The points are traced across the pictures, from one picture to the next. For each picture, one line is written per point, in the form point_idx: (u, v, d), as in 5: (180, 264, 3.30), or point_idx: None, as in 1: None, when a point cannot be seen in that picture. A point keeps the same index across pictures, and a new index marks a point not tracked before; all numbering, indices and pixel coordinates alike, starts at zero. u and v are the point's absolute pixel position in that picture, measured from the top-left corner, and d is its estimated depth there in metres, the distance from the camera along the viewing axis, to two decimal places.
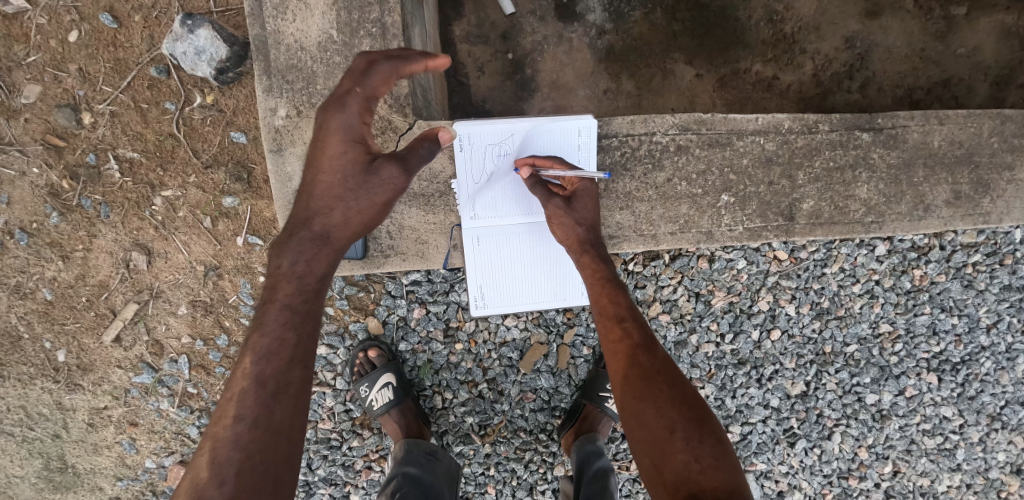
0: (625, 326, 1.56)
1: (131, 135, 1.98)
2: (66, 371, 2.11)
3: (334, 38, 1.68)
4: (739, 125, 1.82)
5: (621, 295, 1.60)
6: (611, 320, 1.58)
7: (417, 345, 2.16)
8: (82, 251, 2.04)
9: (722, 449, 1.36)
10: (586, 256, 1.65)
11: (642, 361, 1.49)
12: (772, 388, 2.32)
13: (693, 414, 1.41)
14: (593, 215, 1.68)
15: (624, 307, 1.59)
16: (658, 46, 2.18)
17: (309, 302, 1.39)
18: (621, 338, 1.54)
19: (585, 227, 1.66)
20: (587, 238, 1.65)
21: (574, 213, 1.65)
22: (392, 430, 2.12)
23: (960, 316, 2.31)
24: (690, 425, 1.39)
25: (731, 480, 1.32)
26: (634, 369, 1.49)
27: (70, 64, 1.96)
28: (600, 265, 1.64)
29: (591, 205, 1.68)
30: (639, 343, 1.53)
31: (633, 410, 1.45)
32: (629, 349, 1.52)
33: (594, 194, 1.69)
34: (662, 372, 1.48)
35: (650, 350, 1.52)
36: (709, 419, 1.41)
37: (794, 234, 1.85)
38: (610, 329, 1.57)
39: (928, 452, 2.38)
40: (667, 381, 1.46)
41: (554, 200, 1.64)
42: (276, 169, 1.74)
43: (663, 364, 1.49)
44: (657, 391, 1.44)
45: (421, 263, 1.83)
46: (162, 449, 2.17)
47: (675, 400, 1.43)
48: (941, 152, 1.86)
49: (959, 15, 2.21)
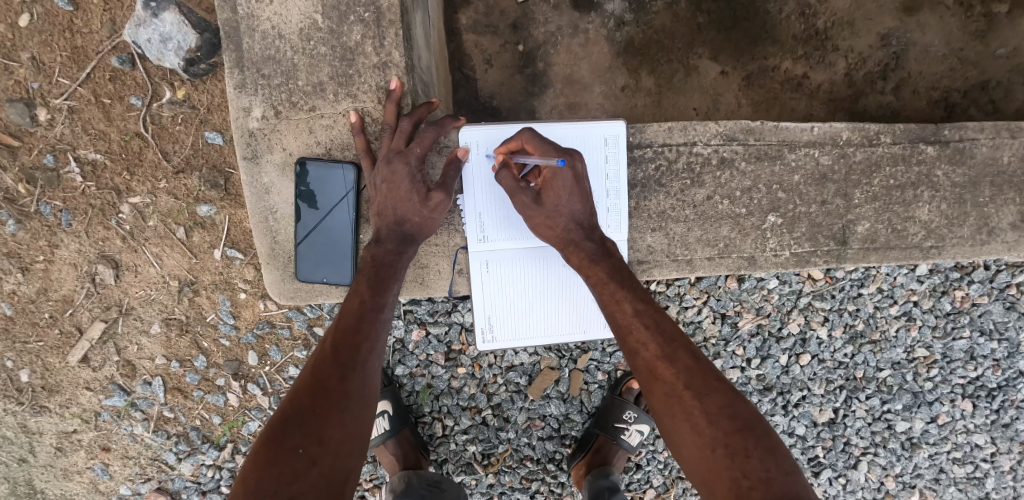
0: (638, 334, 1.32)
1: (94, 134, 1.77)
2: (30, 391, 1.89)
3: (320, 25, 1.46)
4: (791, 135, 1.62)
5: (627, 298, 1.36)
6: (621, 330, 1.35)
7: (415, 368, 1.94)
8: (44, 262, 1.82)
9: (773, 460, 1.16)
10: (574, 257, 1.43)
11: (664, 375, 1.27)
12: (797, 415, 2.03)
13: (733, 426, 1.20)
14: (576, 204, 1.43)
15: (633, 313, 1.34)
16: (682, 40, 1.95)
17: (396, 274, 1.39)
18: (637, 351, 1.31)
19: (566, 223, 1.43)
20: (569, 236, 1.43)
21: (547, 209, 1.43)
22: (389, 462, 1.91)
23: (1000, 340, 2.01)
24: (732, 439, 1.19)
25: (786, 495, 1.11)
26: (657, 385, 1.28)
27: (22, 53, 1.73)
28: (594, 268, 1.40)
29: (573, 194, 1.43)
30: (658, 352, 1.29)
31: (668, 429, 1.26)
32: (648, 362, 1.29)
33: (574, 182, 1.42)
34: (689, 385, 1.25)
35: (670, 361, 1.28)
36: (752, 426, 1.20)
37: (845, 260, 1.65)
38: (624, 340, 1.34)
39: (957, 481, 2.09)
40: (697, 395, 1.24)
41: (523, 194, 1.42)
42: (252, 179, 1.51)
43: (689, 375, 1.26)
44: (687, 407, 1.23)
45: (421, 290, 1.62)
46: (138, 475, 1.95)
47: (710, 413, 1.22)
48: (1012, 169, 1.64)
49: (1001, 12, 1.97)
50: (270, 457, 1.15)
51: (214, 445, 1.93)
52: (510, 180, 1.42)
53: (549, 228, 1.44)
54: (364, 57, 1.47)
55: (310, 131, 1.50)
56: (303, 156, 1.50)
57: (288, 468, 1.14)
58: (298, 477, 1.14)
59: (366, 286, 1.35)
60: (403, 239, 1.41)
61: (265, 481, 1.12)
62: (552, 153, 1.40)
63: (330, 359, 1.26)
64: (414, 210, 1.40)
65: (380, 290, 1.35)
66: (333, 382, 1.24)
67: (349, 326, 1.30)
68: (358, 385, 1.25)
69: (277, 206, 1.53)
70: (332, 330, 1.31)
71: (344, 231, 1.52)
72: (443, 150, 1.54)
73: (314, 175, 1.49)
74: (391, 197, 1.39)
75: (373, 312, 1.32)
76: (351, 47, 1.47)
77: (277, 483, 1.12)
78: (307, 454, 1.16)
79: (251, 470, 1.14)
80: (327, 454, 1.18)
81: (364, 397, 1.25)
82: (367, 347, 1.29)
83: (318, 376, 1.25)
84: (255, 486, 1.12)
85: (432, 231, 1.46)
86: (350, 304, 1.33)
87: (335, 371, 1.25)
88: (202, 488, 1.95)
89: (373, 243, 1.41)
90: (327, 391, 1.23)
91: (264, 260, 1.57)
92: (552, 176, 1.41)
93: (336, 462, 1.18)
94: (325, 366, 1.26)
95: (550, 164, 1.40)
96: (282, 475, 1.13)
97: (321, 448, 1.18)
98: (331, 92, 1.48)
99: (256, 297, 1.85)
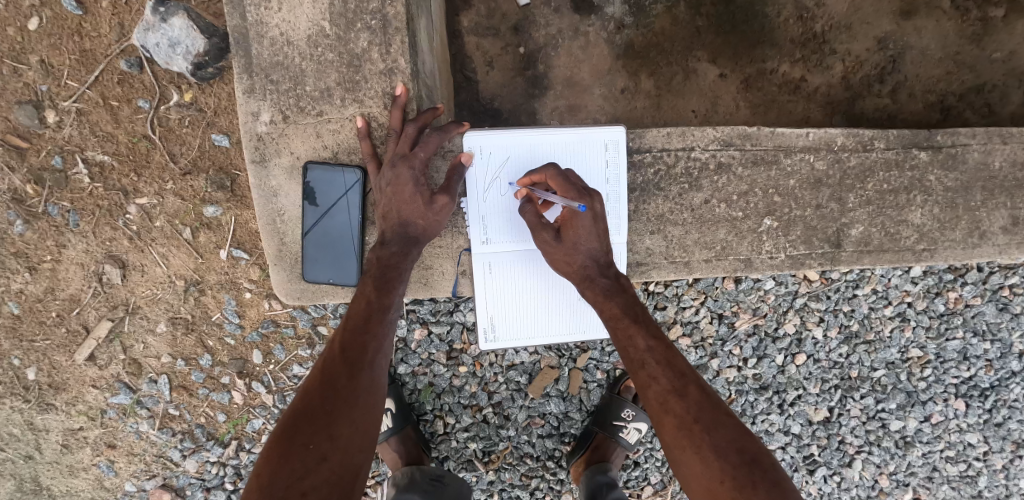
0: (649, 369, 1.35)
1: (101, 136, 1.79)
2: (37, 389, 1.92)
3: (326, 32, 1.48)
4: (788, 141, 1.65)
5: (639, 333, 1.39)
6: (633, 364, 1.37)
7: (418, 367, 1.97)
8: (51, 262, 1.85)
9: (779, 493, 1.20)
10: (589, 293, 1.45)
11: (675, 409, 1.30)
12: (793, 414, 2.06)
13: (742, 459, 1.23)
14: (593, 243, 1.46)
15: (645, 348, 1.37)
16: (681, 43, 1.98)
17: (401, 274, 1.41)
18: (647, 385, 1.34)
19: (583, 260, 1.45)
20: (586, 273, 1.45)
21: (567, 245, 1.45)
22: (391, 458, 1.94)
23: (992, 341, 2.04)
24: (740, 471, 1.22)
25: None
26: (667, 418, 1.30)
27: (31, 56, 1.76)
28: (608, 302, 1.43)
29: (592, 234, 1.45)
30: (668, 387, 1.32)
31: (675, 460, 1.28)
32: (658, 396, 1.32)
33: (594, 224, 1.45)
34: (699, 419, 1.28)
35: (681, 395, 1.31)
36: (761, 459, 1.24)
37: (840, 262, 1.69)
38: (634, 374, 1.37)
39: (950, 479, 2.12)
40: (707, 428, 1.27)
41: (544, 230, 1.45)
42: (259, 182, 1.54)
43: (699, 409, 1.29)
44: (696, 439, 1.26)
45: (425, 291, 1.65)
46: (143, 472, 1.98)
47: (718, 446, 1.25)
48: (1002, 174, 1.68)
49: (998, 16, 2.00)
50: (281, 453, 1.18)
51: (218, 442, 1.95)
52: (532, 216, 1.46)
53: (567, 264, 1.46)
54: (369, 63, 1.50)
55: (316, 135, 1.52)
56: (308, 160, 1.53)
57: (300, 465, 1.17)
58: (309, 473, 1.17)
59: (372, 287, 1.38)
60: (408, 240, 1.44)
61: (277, 477, 1.15)
62: (573, 192, 1.43)
63: (339, 359, 1.29)
64: (418, 213, 1.42)
65: (386, 291, 1.38)
66: (343, 381, 1.26)
67: (357, 327, 1.33)
68: (366, 383, 1.28)
69: (283, 209, 1.56)
70: (340, 330, 1.34)
71: (349, 232, 1.55)
72: (446, 154, 1.57)
73: (320, 178, 1.52)
74: (396, 200, 1.42)
75: (380, 312, 1.35)
76: (358, 54, 1.49)
77: (289, 478, 1.16)
78: (317, 450, 1.19)
79: (264, 465, 1.18)
80: (338, 451, 1.21)
81: (372, 395, 1.28)
82: (374, 346, 1.31)
83: (327, 375, 1.27)
84: (268, 481, 1.15)
85: (436, 234, 1.48)
86: (357, 306, 1.36)
87: (343, 370, 1.28)
88: (206, 485, 1.98)
89: (378, 246, 1.44)
90: (337, 390, 1.26)
91: (270, 261, 1.60)
92: (573, 215, 1.44)
93: (346, 458, 1.21)
94: (333, 365, 1.29)
95: (570, 204, 1.43)
96: (294, 471, 1.16)
97: (331, 444, 1.21)
98: (337, 98, 1.51)
99: (260, 297, 1.88)
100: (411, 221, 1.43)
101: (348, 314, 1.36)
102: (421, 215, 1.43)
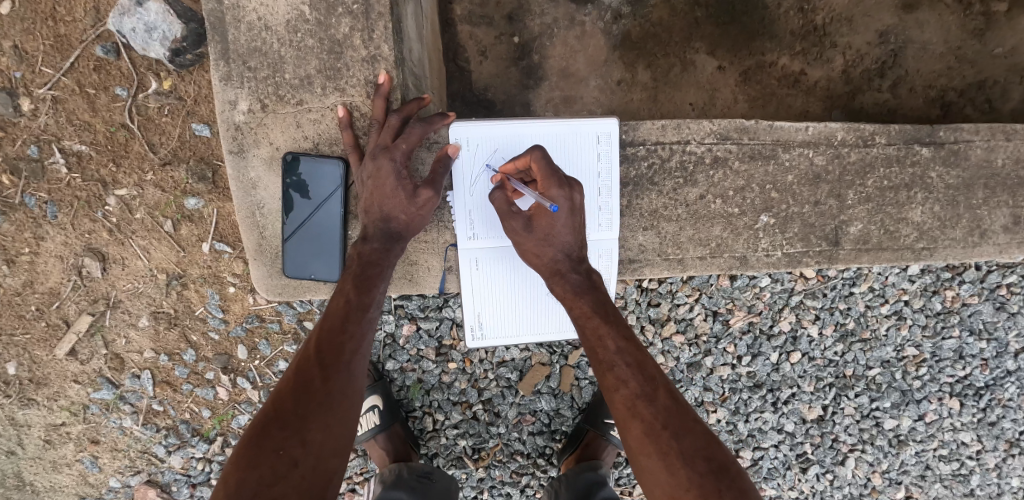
0: (618, 372, 1.29)
1: (78, 125, 1.74)
2: (17, 384, 1.87)
3: (306, 16, 1.43)
4: (786, 135, 1.60)
5: (609, 334, 1.33)
6: (602, 366, 1.32)
7: (406, 363, 1.92)
8: (29, 255, 1.80)
9: None
10: (558, 288, 1.39)
11: (643, 414, 1.25)
12: (787, 412, 2.02)
13: (709, 468, 1.20)
14: (567, 236, 1.39)
15: (615, 350, 1.31)
16: (679, 34, 1.93)
17: (381, 272, 1.36)
18: (615, 388, 1.28)
19: (554, 254, 1.39)
20: (556, 268, 1.40)
21: (537, 236, 1.39)
22: (378, 456, 1.89)
23: (988, 340, 2.00)
24: (707, 480, 1.19)
25: None
26: (634, 423, 1.25)
27: (4, 41, 1.70)
28: (578, 301, 1.37)
29: (566, 226, 1.38)
30: (637, 391, 1.27)
31: (640, 466, 1.24)
32: (627, 401, 1.27)
33: (569, 216, 1.38)
34: (668, 425, 1.24)
35: (651, 400, 1.26)
36: (727, 468, 1.21)
37: (837, 261, 1.64)
38: (602, 376, 1.31)
39: (942, 477, 2.09)
40: (675, 435, 1.23)
41: (514, 218, 1.39)
42: (238, 173, 1.49)
43: (668, 416, 1.25)
44: (663, 446, 1.22)
45: (410, 287, 1.61)
46: (128, 468, 1.94)
47: (686, 453, 1.21)
48: (1005, 171, 1.63)
49: (1000, 11, 1.95)
50: (250, 458, 1.14)
51: (204, 439, 1.91)
52: (501, 202, 1.41)
53: (537, 256, 1.41)
54: (352, 50, 1.44)
55: (296, 125, 1.47)
56: (290, 151, 1.48)
57: (269, 471, 1.14)
58: (280, 479, 1.14)
59: (352, 284, 1.33)
60: (390, 236, 1.39)
61: (246, 483, 1.12)
62: (552, 182, 1.37)
63: (315, 360, 1.24)
64: (400, 205, 1.37)
65: (365, 289, 1.33)
66: (316, 383, 1.22)
67: (334, 327, 1.28)
68: (341, 385, 1.24)
69: (264, 201, 1.51)
70: (315, 330, 1.29)
71: (332, 226, 1.50)
72: (432, 146, 1.53)
73: (303, 169, 1.48)
74: (376, 191, 1.37)
75: (358, 311, 1.30)
76: (339, 40, 1.44)
77: (259, 484, 1.12)
78: (289, 456, 1.15)
79: (232, 471, 1.14)
80: (309, 456, 1.17)
81: (347, 397, 1.24)
82: (351, 348, 1.27)
83: (301, 377, 1.22)
84: (237, 487, 1.11)
85: (421, 229, 1.44)
86: (335, 304, 1.31)
87: (318, 372, 1.23)
88: (191, 481, 1.95)
89: (360, 245, 1.39)
90: (310, 393, 1.21)
91: (251, 256, 1.55)
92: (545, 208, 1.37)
93: (319, 463, 1.18)
94: (307, 367, 1.24)
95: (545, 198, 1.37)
96: (262, 477, 1.13)
97: (303, 449, 1.17)
98: (318, 86, 1.46)
99: (244, 291, 1.84)
100: (395, 217, 1.38)
101: (325, 314, 1.31)
102: (403, 208, 1.38)
